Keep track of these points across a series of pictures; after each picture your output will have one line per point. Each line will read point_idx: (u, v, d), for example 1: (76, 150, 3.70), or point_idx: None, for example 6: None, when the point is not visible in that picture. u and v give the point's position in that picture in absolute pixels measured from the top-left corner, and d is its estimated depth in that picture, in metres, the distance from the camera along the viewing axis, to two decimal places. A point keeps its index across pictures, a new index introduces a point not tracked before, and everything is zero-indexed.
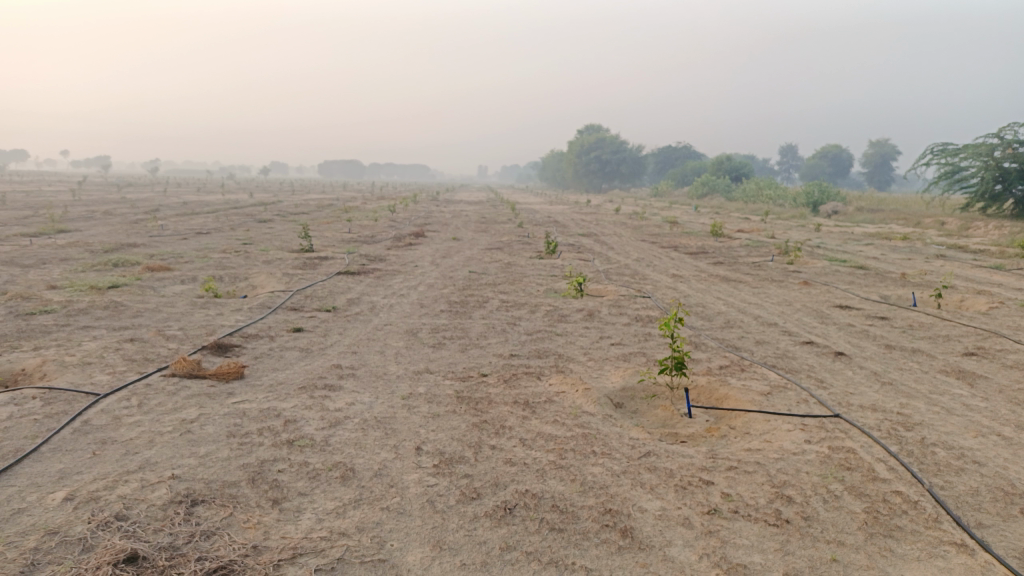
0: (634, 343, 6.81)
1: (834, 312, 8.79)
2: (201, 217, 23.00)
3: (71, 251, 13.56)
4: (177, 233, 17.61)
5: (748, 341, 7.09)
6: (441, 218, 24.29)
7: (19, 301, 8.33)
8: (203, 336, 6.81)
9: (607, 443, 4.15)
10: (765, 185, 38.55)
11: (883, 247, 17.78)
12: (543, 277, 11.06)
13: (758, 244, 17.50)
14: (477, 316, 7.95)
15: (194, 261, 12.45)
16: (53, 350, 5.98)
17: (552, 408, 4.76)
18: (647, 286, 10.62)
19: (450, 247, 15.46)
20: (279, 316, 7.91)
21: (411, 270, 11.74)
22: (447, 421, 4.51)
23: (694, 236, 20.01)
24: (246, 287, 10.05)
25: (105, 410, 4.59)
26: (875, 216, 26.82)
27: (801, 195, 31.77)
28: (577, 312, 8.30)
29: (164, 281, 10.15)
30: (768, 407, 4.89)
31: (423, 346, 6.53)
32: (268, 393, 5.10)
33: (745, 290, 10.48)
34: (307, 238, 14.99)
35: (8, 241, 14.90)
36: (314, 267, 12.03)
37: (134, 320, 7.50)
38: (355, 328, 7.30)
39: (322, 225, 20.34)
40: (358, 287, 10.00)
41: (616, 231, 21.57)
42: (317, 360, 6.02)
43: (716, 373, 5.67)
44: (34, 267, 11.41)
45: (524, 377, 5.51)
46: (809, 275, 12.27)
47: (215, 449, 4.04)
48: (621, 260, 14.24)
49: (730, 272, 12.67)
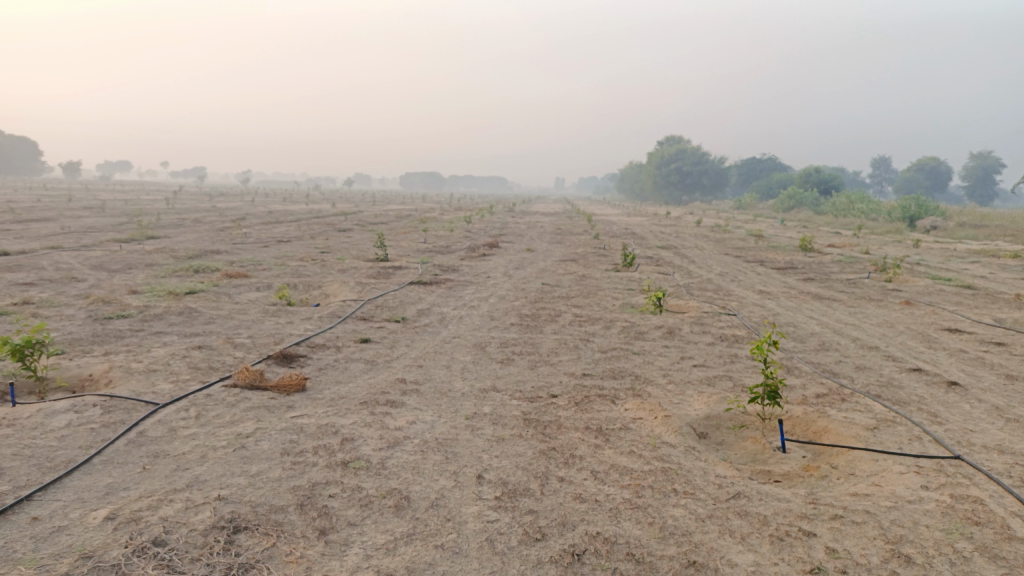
0: (719, 365, 6.30)
1: (941, 337, 8.00)
2: (285, 226, 23.52)
3: (158, 256, 13.98)
4: (259, 241, 18.00)
5: (846, 366, 6.48)
6: (517, 230, 24.08)
7: (100, 305, 8.49)
8: (269, 344, 6.70)
9: (690, 480, 3.70)
10: (856, 198, 36.81)
11: (991, 266, 16.46)
12: (619, 291, 10.60)
13: (850, 259, 16.53)
14: (549, 331, 7.58)
15: (272, 269, 12.57)
16: (122, 356, 5.96)
17: (628, 436, 4.34)
18: (732, 303, 10.02)
19: (525, 258, 15.17)
20: (347, 326, 7.77)
21: (484, 281, 11.49)
22: (512, 446, 4.15)
23: (780, 250, 19.11)
24: (318, 296, 9.99)
25: (161, 422, 4.45)
26: (978, 232, 25.11)
27: (896, 209, 30.14)
28: (656, 330, 7.81)
29: (240, 288, 10.23)
30: (875, 445, 4.33)
31: (491, 362, 6.21)
32: (328, 408, 4.87)
33: (839, 310, 9.73)
34: (382, 247, 15.00)
35: (100, 246, 15.52)
36: (388, 276, 11.95)
37: (206, 327, 7.48)
38: (423, 341, 7.04)
39: (399, 235, 20.40)
40: (429, 298, 9.79)
41: (697, 244, 20.83)
42: (381, 374, 5.78)
43: (813, 403, 5.12)
44: (121, 271, 11.75)
45: (598, 399, 5.11)
46: (909, 294, 11.38)
47: (266, 468, 3.81)
48: (703, 274, 13.61)
49: (823, 289, 11.87)
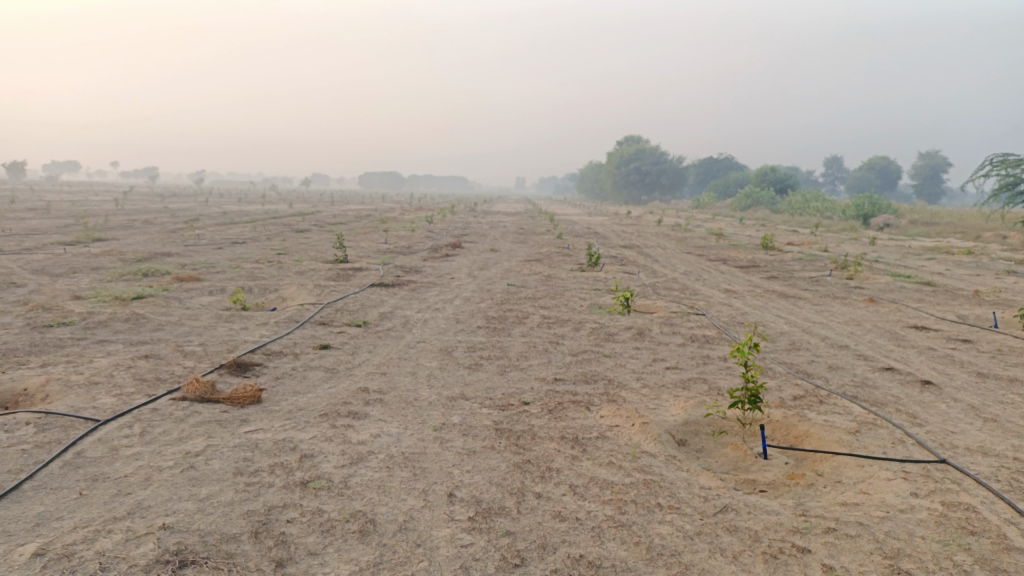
0: (692, 367, 6.14)
1: (908, 334, 7.98)
2: (240, 227, 22.86)
3: (105, 259, 13.36)
4: (213, 243, 17.41)
5: (819, 366, 6.37)
6: (479, 230, 23.81)
7: (40, 312, 7.98)
8: (223, 353, 6.33)
9: (673, 494, 3.50)
10: (810, 196, 37.38)
11: (946, 262, 16.72)
12: (586, 292, 10.42)
13: (811, 258, 16.65)
14: (517, 334, 7.35)
15: (226, 271, 12.08)
16: (61, 368, 5.54)
17: (605, 445, 4.13)
18: (699, 303, 9.91)
19: (488, 258, 14.91)
20: (306, 332, 7.42)
21: (448, 283, 11.22)
22: (484, 460, 3.91)
23: (742, 249, 19.18)
24: (275, 300, 9.58)
25: (102, 440, 4.08)
26: (930, 229, 25.63)
27: (850, 207, 30.63)
28: (626, 331, 7.63)
29: (192, 292, 9.77)
30: (859, 449, 4.18)
31: (458, 368, 5.95)
32: (285, 421, 4.56)
33: (806, 308, 9.68)
34: (342, 248, 14.60)
35: (42, 249, 14.80)
36: (348, 278, 11.58)
37: (154, 334, 7.06)
38: (386, 346, 6.75)
39: (359, 236, 19.95)
40: (391, 300, 9.48)
41: (660, 243, 20.84)
42: (343, 383, 5.48)
43: (791, 406, 4.98)
44: (64, 276, 11.17)
45: (571, 406, 4.88)
46: (872, 292, 11.43)
47: (217, 491, 3.49)
48: (668, 273, 13.52)
49: (787, 287, 11.87)
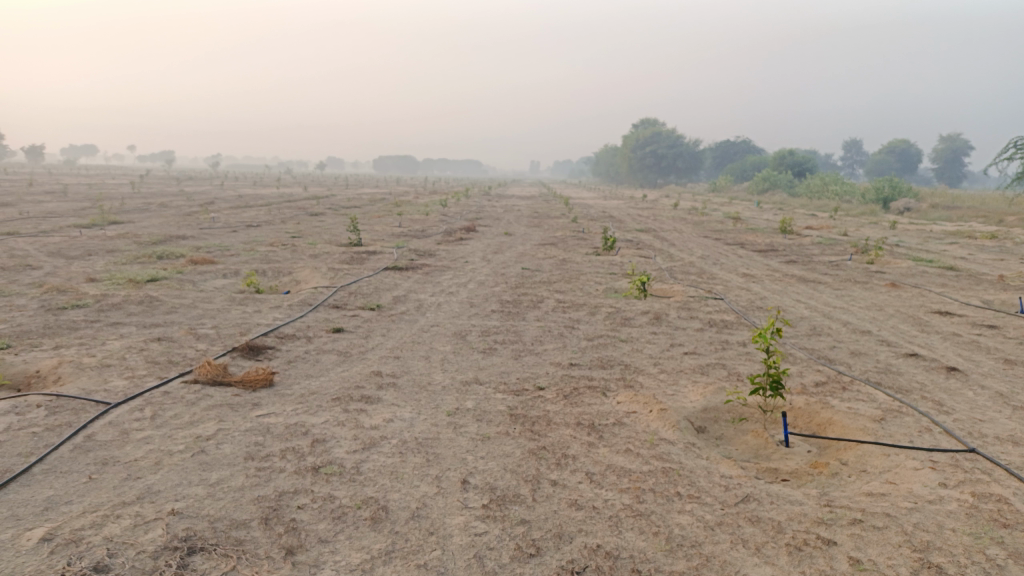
0: (711, 352, 6.01)
1: (932, 320, 7.80)
2: (255, 210, 22.88)
3: (120, 242, 13.38)
4: (227, 226, 17.42)
5: (841, 352, 6.23)
6: (494, 213, 23.69)
7: (54, 294, 7.97)
8: (235, 336, 6.28)
9: (694, 482, 3.40)
10: (829, 180, 36.89)
11: (969, 247, 16.42)
12: (602, 276, 10.29)
13: (830, 242, 16.41)
14: (532, 318, 7.24)
15: (240, 254, 12.05)
16: (74, 350, 5.51)
17: (623, 432, 4.03)
18: (717, 287, 9.76)
19: (503, 242, 14.80)
20: (319, 315, 7.37)
21: (461, 266, 11.13)
22: (498, 446, 3.83)
23: (760, 233, 18.96)
24: (289, 283, 9.54)
25: (112, 423, 4.04)
26: (951, 213, 25.23)
27: (870, 191, 30.17)
28: (642, 315, 7.51)
29: (206, 275, 9.74)
30: (884, 438, 4.06)
31: (472, 352, 5.86)
32: (297, 405, 4.50)
33: (826, 293, 9.51)
34: (356, 232, 14.54)
35: (58, 231, 14.84)
36: (362, 261, 11.52)
37: (167, 317, 7.03)
38: (400, 330, 6.68)
39: (373, 219, 19.90)
40: (405, 283, 9.40)
41: (676, 227, 20.65)
42: (355, 367, 5.41)
43: (813, 393, 4.85)
44: (79, 258, 11.19)
45: (587, 392, 4.79)
46: (894, 276, 11.22)
47: (227, 476, 3.43)
48: (684, 257, 13.36)
49: (806, 272, 11.68)
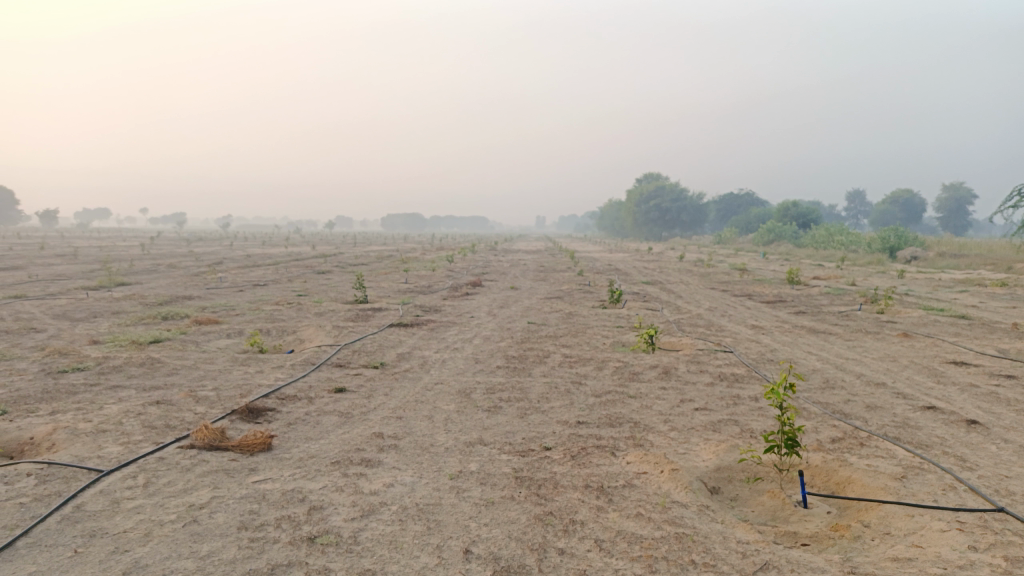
0: (722, 408, 5.85)
1: (948, 371, 7.62)
2: (262, 270, 22.98)
3: (126, 304, 13.38)
4: (234, 285, 17.45)
5: (856, 406, 6.05)
6: (500, 269, 23.66)
7: (56, 357, 7.90)
8: (236, 397, 6.16)
9: (708, 549, 3.23)
10: (835, 230, 36.95)
11: (980, 295, 16.27)
12: (609, 329, 10.18)
13: (839, 292, 16.29)
14: (538, 374, 7.10)
15: (245, 314, 12.01)
16: (70, 416, 5.39)
17: (633, 495, 3.87)
18: (726, 339, 9.62)
19: (509, 297, 14.74)
20: (321, 374, 7.25)
21: (467, 322, 11.04)
22: (503, 511, 3.66)
23: (767, 284, 18.85)
24: (292, 342, 9.45)
25: (104, 493, 3.90)
26: (959, 261, 25.11)
27: (876, 240, 30.16)
28: (651, 370, 7.37)
29: (210, 335, 9.68)
30: (907, 497, 3.87)
31: (476, 411, 5.72)
32: (296, 470, 4.35)
33: (837, 344, 9.33)
34: (362, 289, 14.52)
35: (65, 294, 14.88)
36: (367, 319, 11.46)
37: (168, 379, 6.93)
38: (403, 388, 6.55)
39: (379, 276, 19.92)
40: (409, 340, 9.30)
41: (682, 279, 20.60)
42: (357, 428, 5.26)
43: (831, 450, 4.68)
44: (84, 321, 11.16)
45: (596, 451, 4.63)
46: (906, 326, 11.07)
47: (219, 548, 3.28)
48: (692, 309, 13.25)
49: (816, 323, 11.54)
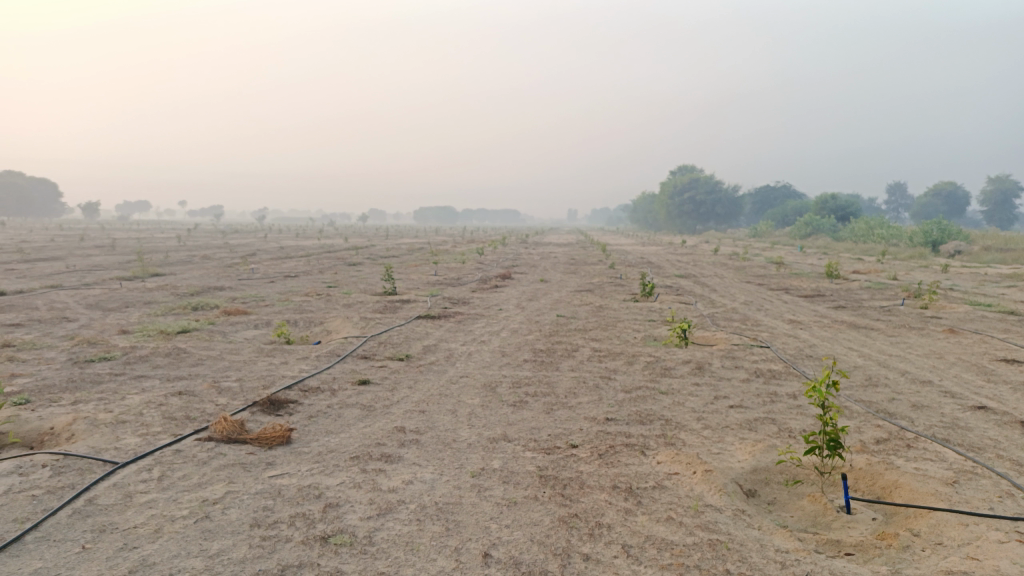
0: (757, 405, 5.59)
1: (998, 369, 7.24)
2: (294, 262, 23.06)
3: (158, 294, 13.48)
4: (265, 277, 17.52)
5: (901, 405, 5.75)
6: (530, 261, 23.45)
7: (84, 347, 7.90)
8: (257, 389, 6.07)
9: (744, 558, 3.01)
10: (874, 223, 36.07)
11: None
12: (640, 323, 9.93)
13: (880, 286, 15.81)
14: (566, 368, 6.90)
15: (274, 305, 11.99)
16: (91, 406, 5.34)
17: (664, 498, 3.66)
18: (762, 334, 9.32)
19: (539, 289, 14.55)
20: (346, 366, 7.14)
21: (496, 314, 10.88)
22: (526, 513, 3.48)
23: (805, 278, 18.37)
24: (319, 333, 9.39)
25: (117, 486, 3.81)
26: (1005, 255, 24.27)
27: (918, 233, 29.33)
28: (683, 365, 7.12)
29: (237, 326, 9.66)
30: (960, 504, 3.60)
31: (501, 405, 5.54)
32: (313, 465, 4.22)
33: (879, 340, 8.97)
34: (390, 280, 14.44)
35: (100, 284, 15.05)
36: (395, 310, 11.36)
37: (192, 370, 6.87)
38: (427, 382, 6.40)
39: (409, 268, 19.85)
40: (436, 332, 9.17)
41: (716, 272, 20.22)
42: (378, 422, 5.12)
43: (875, 452, 4.41)
44: (116, 311, 11.23)
45: (624, 450, 4.42)
46: (951, 321, 10.64)
47: (229, 547, 3.15)
48: (725, 303, 12.93)
49: (856, 317, 11.16)
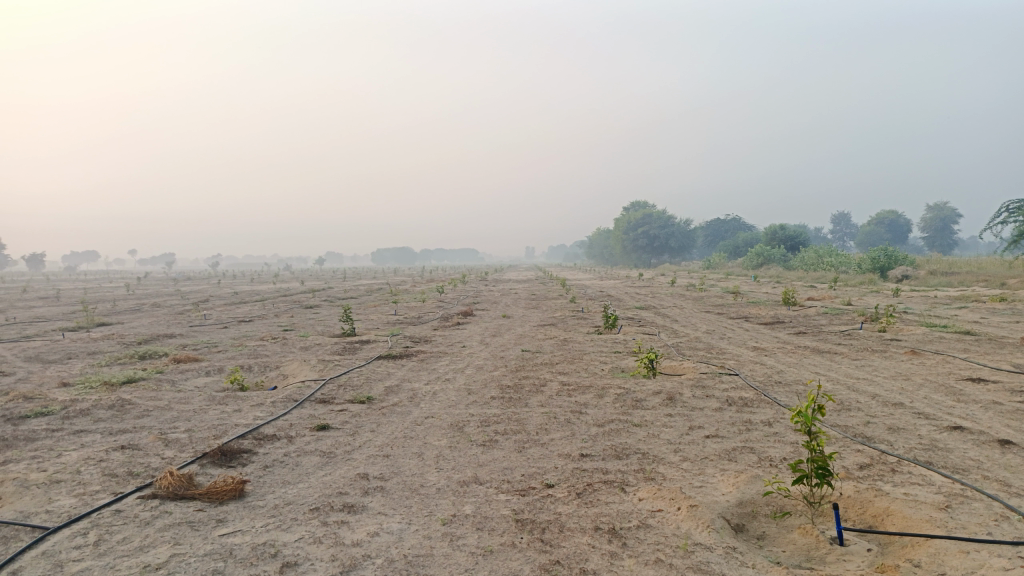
0: (735, 435, 5.42)
1: (966, 388, 7.21)
2: (248, 306, 22.44)
3: (103, 344, 12.87)
4: (218, 322, 16.97)
5: (878, 429, 5.63)
6: (491, 298, 23.22)
7: (19, 402, 7.38)
8: (208, 439, 5.68)
9: None
10: (825, 252, 36.90)
11: (979, 310, 16.00)
12: (606, 355, 9.75)
13: (837, 311, 15.99)
14: (534, 404, 6.65)
15: (227, 351, 11.50)
16: (23, 465, 4.90)
17: (650, 538, 3.43)
18: (729, 362, 9.22)
19: (501, 325, 14.34)
20: (303, 411, 6.77)
21: (459, 351, 10.60)
22: (503, 562, 3.21)
23: (764, 306, 18.50)
24: (275, 378, 8.98)
25: (47, 555, 3.42)
26: (950, 279, 24.96)
27: (866, 260, 30.03)
28: (654, 396, 6.93)
29: (187, 373, 9.19)
30: (956, 530, 3.44)
31: (470, 446, 5.26)
32: (269, 520, 3.89)
33: (845, 364, 8.93)
34: (349, 321, 14.06)
35: (42, 336, 14.34)
36: (355, 352, 11.00)
37: (138, 421, 6.43)
38: (390, 424, 6.08)
39: (367, 309, 19.43)
40: (398, 373, 8.85)
41: (677, 303, 20.30)
42: (339, 469, 4.80)
43: (862, 479, 4.25)
44: (57, 362, 10.63)
45: (603, 488, 4.19)
46: (911, 343, 10.71)
47: None
48: (689, 333, 12.87)
49: (819, 342, 11.18)
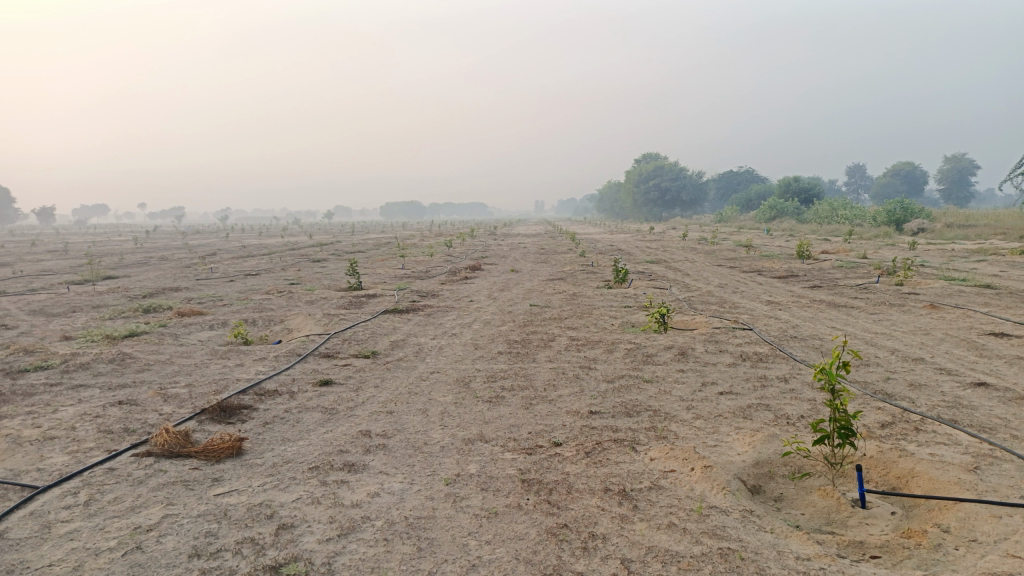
0: (750, 391, 5.24)
1: (989, 343, 6.98)
2: (255, 260, 22.27)
3: (108, 297, 12.74)
4: (224, 276, 16.82)
5: (898, 385, 5.43)
6: (499, 252, 22.89)
7: (19, 356, 7.26)
8: (208, 394, 5.55)
9: (761, 571, 2.62)
10: (839, 204, 36.29)
11: (998, 263, 15.65)
12: (616, 310, 9.54)
13: (851, 264, 15.66)
14: (543, 360, 6.47)
15: (232, 304, 11.36)
16: (17, 421, 4.78)
17: (663, 500, 3.27)
18: (742, 316, 9.00)
19: (510, 279, 14.14)
20: (306, 367, 6.62)
21: (466, 306, 10.42)
22: (508, 525, 3.06)
23: (777, 259, 18.18)
24: (280, 332, 8.84)
25: (35, 515, 3.29)
26: (967, 232, 24.42)
27: (881, 212, 29.47)
28: (666, 352, 6.75)
29: (191, 327, 9.05)
30: (985, 493, 3.26)
31: (476, 402, 5.10)
32: (266, 479, 3.75)
33: (862, 318, 8.69)
34: (356, 275, 13.87)
35: (48, 289, 14.23)
36: (361, 306, 10.83)
37: (138, 376, 6.30)
38: (395, 379, 5.93)
39: (375, 263, 19.20)
40: (404, 327, 8.69)
41: (687, 257, 19.99)
42: (341, 426, 4.65)
43: (885, 438, 4.06)
44: (61, 316, 10.51)
45: (613, 447, 4.02)
46: (930, 297, 10.45)
47: None
48: (701, 287, 12.62)
49: (834, 296, 10.92)
